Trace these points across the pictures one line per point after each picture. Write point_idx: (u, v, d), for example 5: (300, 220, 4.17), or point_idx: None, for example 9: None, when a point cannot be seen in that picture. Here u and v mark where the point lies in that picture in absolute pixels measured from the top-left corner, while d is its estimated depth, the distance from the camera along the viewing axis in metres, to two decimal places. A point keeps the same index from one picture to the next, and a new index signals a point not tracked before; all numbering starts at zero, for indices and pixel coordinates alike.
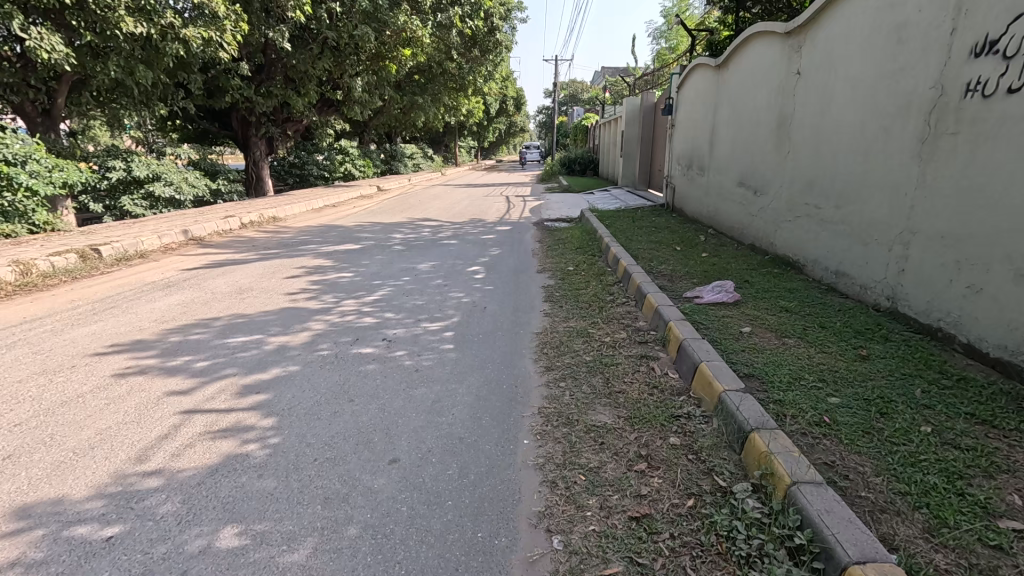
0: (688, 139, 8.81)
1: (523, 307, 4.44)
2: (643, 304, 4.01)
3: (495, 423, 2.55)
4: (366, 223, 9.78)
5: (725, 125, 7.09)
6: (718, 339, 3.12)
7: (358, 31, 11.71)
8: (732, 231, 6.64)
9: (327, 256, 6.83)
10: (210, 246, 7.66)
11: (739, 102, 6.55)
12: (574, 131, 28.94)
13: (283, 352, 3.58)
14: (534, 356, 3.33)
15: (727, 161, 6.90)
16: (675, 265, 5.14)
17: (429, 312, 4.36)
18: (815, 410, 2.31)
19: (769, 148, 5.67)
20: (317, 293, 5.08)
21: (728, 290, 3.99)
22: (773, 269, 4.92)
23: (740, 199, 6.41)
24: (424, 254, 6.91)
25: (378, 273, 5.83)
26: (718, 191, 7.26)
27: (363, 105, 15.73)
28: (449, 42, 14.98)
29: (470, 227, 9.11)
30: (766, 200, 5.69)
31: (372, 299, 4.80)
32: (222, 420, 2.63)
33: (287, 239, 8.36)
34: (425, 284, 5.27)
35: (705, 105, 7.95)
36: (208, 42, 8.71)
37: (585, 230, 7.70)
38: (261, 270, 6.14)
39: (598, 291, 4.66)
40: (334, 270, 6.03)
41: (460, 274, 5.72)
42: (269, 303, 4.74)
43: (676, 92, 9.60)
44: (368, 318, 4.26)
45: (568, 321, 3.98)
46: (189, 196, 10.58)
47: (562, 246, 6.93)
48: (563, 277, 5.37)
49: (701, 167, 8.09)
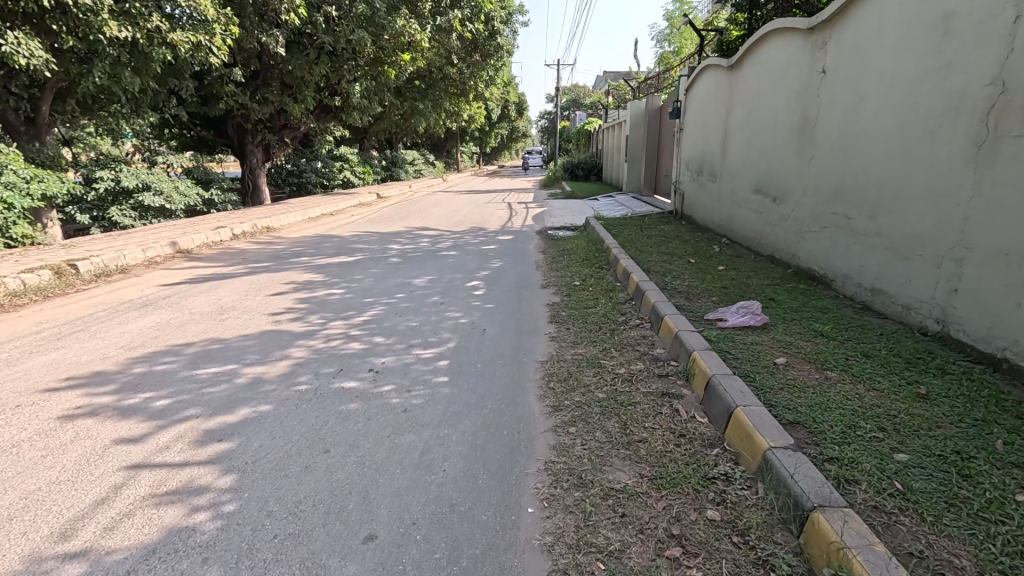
0: (698, 143, 8.41)
1: (527, 329, 4.04)
2: (660, 327, 3.61)
3: (494, 483, 2.15)
4: (363, 233, 9.41)
5: (739, 129, 6.69)
6: (751, 373, 2.72)
7: (355, 35, 11.37)
8: (748, 241, 6.23)
9: (318, 270, 6.45)
10: (197, 260, 7.29)
11: (754, 104, 6.16)
12: (577, 135, 28.53)
13: (256, 386, 3.19)
14: (539, 392, 2.93)
15: (742, 167, 6.50)
16: (690, 281, 4.74)
17: (424, 336, 3.96)
18: (882, 473, 1.90)
19: (789, 153, 5.28)
20: (303, 313, 4.69)
21: (754, 311, 3.58)
22: (798, 285, 4.50)
23: (757, 207, 6.01)
24: (421, 267, 6.51)
25: (371, 289, 5.44)
26: (731, 198, 6.86)
27: (362, 111, 15.40)
28: (448, 46, 14.64)
29: (471, 237, 8.73)
30: (786, 209, 5.29)
31: (362, 320, 4.41)
32: (172, 479, 2.24)
33: (278, 251, 7.98)
34: (420, 302, 4.88)
35: (717, 108, 7.55)
36: (198, 47, 8.40)
37: (591, 240, 7.31)
38: (247, 285, 5.76)
39: (608, 311, 4.26)
40: (323, 286, 5.64)
41: (458, 290, 5.32)
42: (249, 326, 4.35)
43: (685, 94, 9.21)
44: (356, 344, 3.86)
45: (576, 347, 3.57)
46: (180, 205, 10.27)
47: (567, 257, 6.53)
48: (569, 294, 4.97)
49: (712, 173, 7.69)
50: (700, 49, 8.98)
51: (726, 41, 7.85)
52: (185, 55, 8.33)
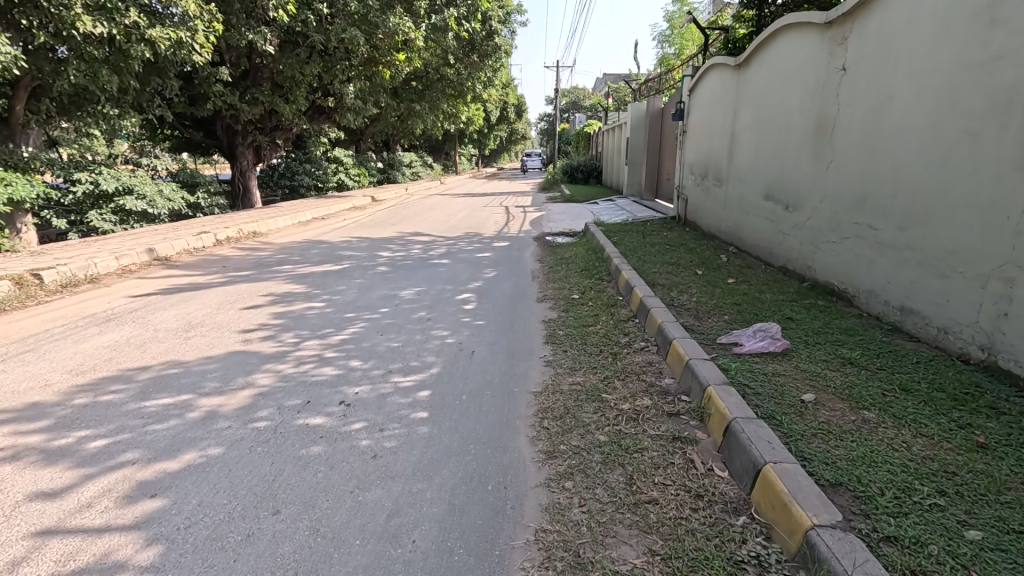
0: (702, 147, 8.04)
1: (520, 351, 3.65)
2: (668, 352, 3.22)
3: (472, 560, 1.77)
4: (352, 239, 9.02)
5: (747, 132, 6.32)
6: (775, 414, 2.34)
7: (346, 33, 10.98)
8: (757, 250, 5.86)
9: (300, 280, 6.06)
10: (176, 268, 6.91)
11: (763, 104, 5.79)
12: (577, 138, 28.22)
13: (210, 421, 2.80)
14: (531, 433, 2.54)
15: (752, 171, 6.13)
16: (700, 296, 4.36)
17: (406, 360, 3.57)
18: (953, 561, 1.52)
19: (803, 157, 4.92)
20: (277, 330, 4.31)
21: (773, 334, 3.20)
22: (816, 302, 4.13)
23: (768, 214, 5.64)
24: (410, 277, 6.13)
25: (354, 302, 5.06)
26: (739, 204, 6.49)
27: (357, 112, 15.05)
28: (444, 46, 14.27)
29: (465, 243, 8.34)
30: (801, 217, 4.92)
31: (340, 340, 4.02)
32: (86, 551, 1.86)
33: (262, 258, 7.58)
34: (405, 319, 4.49)
35: (723, 109, 7.18)
36: (179, 45, 8.02)
37: (591, 248, 6.93)
38: (221, 298, 5.38)
39: (609, 331, 3.87)
40: (303, 299, 5.25)
41: (448, 303, 4.95)
42: (215, 345, 3.95)
43: (689, 95, 8.84)
44: (329, 369, 3.46)
45: (574, 375, 3.18)
46: (164, 210, 9.86)
47: (565, 267, 6.16)
48: (567, 309, 4.59)
49: (717, 177, 7.33)
50: (705, 48, 8.61)
51: (732, 39, 7.49)
52: (166, 52, 7.94)
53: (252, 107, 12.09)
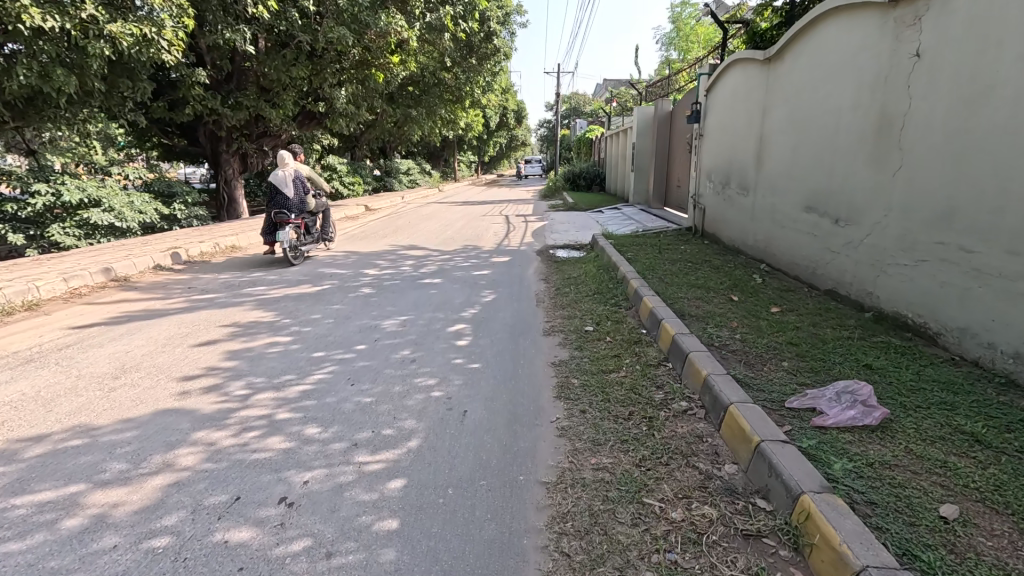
0: (723, 151, 7.28)
1: (525, 413, 2.84)
2: (724, 421, 2.44)
3: None
4: (337, 254, 8.23)
5: (780, 133, 5.57)
6: (916, 552, 1.55)
7: (335, 32, 10.25)
8: (796, 271, 5.09)
9: (272, 307, 5.28)
10: (134, 289, 6.14)
11: (803, 101, 5.04)
12: (579, 143, 27.58)
13: (92, 533, 2.00)
14: (545, 566, 1.76)
15: (786, 179, 5.38)
16: (744, 332, 3.57)
17: (379, 427, 2.76)
18: None
19: (859, 163, 4.15)
20: (227, 377, 3.51)
21: (863, 398, 2.41)
22: (892, 341, 3.35)
23: (809, 228, 4.89)
24: (397, 300, 5.36)
25: (327, 337, 4.27)
26: (770, 215, 5.73)
27: (350, 118, 14.35)
28: (441, 47, 13.48)
29: (461, 259, 7.55)
30: (857, 233, 4.15)
31: (301, 393, 3.22)
32: None
33: (233, 277, 6.79)
34: (384, 361, 3.69)
35: (748, 109, 6.42)
36: (146, 43, 7.27)
37: (602, 265, 6.15)
38: (175, 329, 4.59)
39: (637, 383, 3.07)
40: (267, 332, 4.46)
41: (437, 337, 4.18)
42: (141, 403, 3.13)
43: (706, 94, 8.08)
44: (277, 441, 2.64)
45: (599, 455, 2.39)
46: (134, 223, 9.02)
47: (574, 289, 5.38)
48: (581, 346, 3.82)
49: (742, 186, 6.58)
50: (723, 44, 7.86)
51: (758, 32, 6.71)
52: (130, 50, 7.18)
53: (236, 112, 11.32)
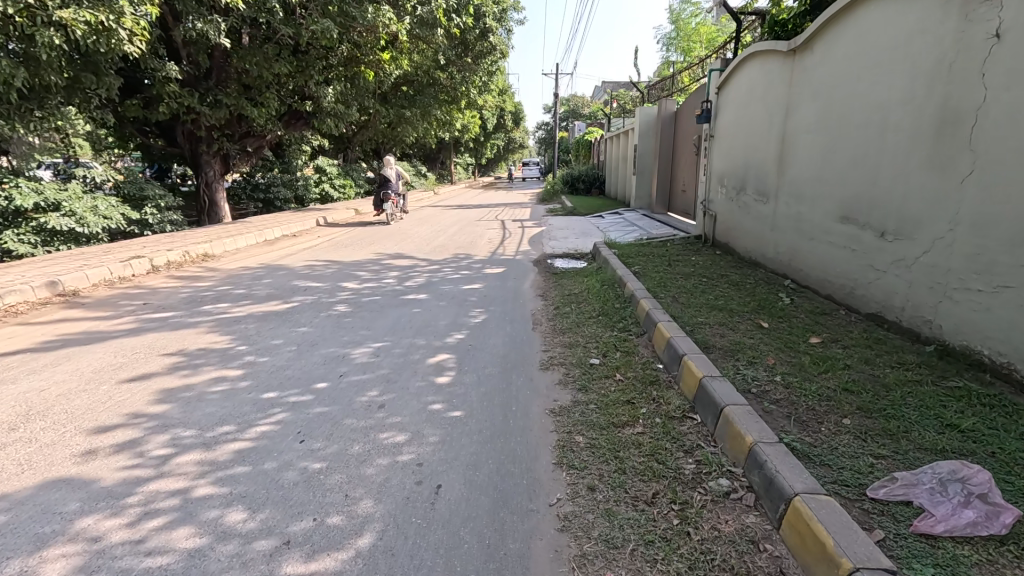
0: (738, 153, 6.66)
1: (515, 492, 2.18)
2: (785, 516, 1.80)
3: None
4: (316, 263, 7.58)
5: (807, 133, 4.95)
6: None
7: (318, 24, 9.59)
8: (830, 290, 4.47)
9: (230, 329, 4.62)
10: (82, 306, 5.47)
11: (838, 96, 4.42)
12: (577, 146, 27.01)
13: None
14: None
15: (815, 184, 4.76)
16: (782, 372, 2.93)
17: (322, 515, 2.09)
18: None
19: (913, 168, 3.53)
20: (149, 429, 2.84)
21: (975, 489, 1.77)
22: (974, 387, 2.69)
23: (846, 242, 4.27)
24: (373, 321, 4.71)
25: (285, 371, 3.61)
26: (795, 225, 5.12)
27: (338, 117, 13.68)
28: (433, 42, 12.80)
29: (449, 271, 6.90)
30: (911, 249, 3.53)
31: (235, 456, 2.55)
32: None
33: (197, 291, 6.13)
34: (346, 407, 3.03)
35: (767, 106, 5.80)
36: (103, 31, 6.59)
37: (605, 280, 5.51)
38: (109, 359, 3.92)
39: (657, 448, 2.41)
40: (215, 364, 3.78)
41: (413, 371, 3.52)
42: (28, 469, 2.45)
43: (718, 92, 7.46)
44: (184, 536, 1.98)
45: (616, 569, 1.74)
46: (98, 229, 8.33)
47: (574, 308, 4.76)
48: (585, 386, 3.19)
49: (760, 191, 5.96)
50: (737, 37, 7.23)
51: (779, 21, 6.07)
52: (85, 39, 6.51)
53: (215, 110, 10.66)
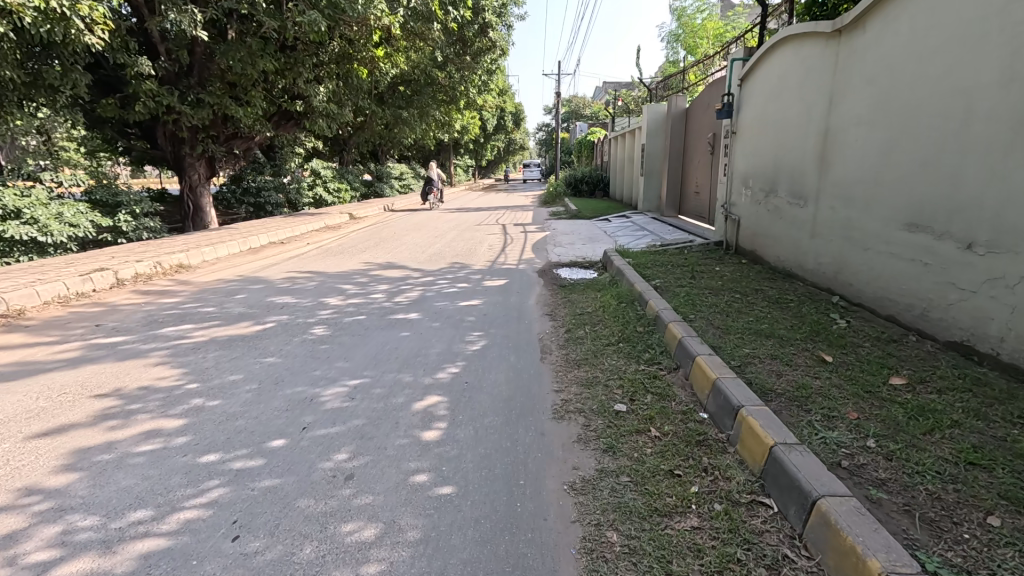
0: (766, 151, 5.98)
1: None
2: None
3: None
4: (298, 275, 6.87)
5: (855, 127, 4.28)
6: None
7: (304, 16, 8.90)
8: (895, 310, 3.77)
9: (185, 360, 3.91)
10: (23, 329, 4.77)
11: (900, 82, 3.76)
12: (579, 146, 26.39)
13: None
14: None
15: (869, 186, 4.08)
16: (872, 432, 2.24)
17: None
18: None
19: (1015, 165, 2.84)
20: (37, 518, 2.12)
21: None
22: None
23: (912, 254, 3.59)
24: (353, 349, 4.02)
25: (235, 421, 2.90)
26: (841, 233, 4.45)
27: (330, 118, 12.94)
28: (430, 38, 12.10)
29: (445, 283, 6.21)
30: (1012, 267, 2.84)
31: (137, 565, 1.85)
32: None
33: (160, 310, 5.42)
34: (303, 480, 2.33)
35: (803, 98, 5.14)
36: (57, 19, 5.92)
37: (622, 295, 4.83)
38: (27, 403, 3.21)
39: (726, 561, 1.73)
40: (153, 410, 3.08)
41: (394, 423, 2.82)
42: None
43: (741, 84, 6.77)
44: None
45: None
46: (63, 238, 7.63)
47: (586, 333, 4.07)
48: (612, 446, 2.50)
49: (795, 194, 5.28)
50: (763, 23, 6.52)
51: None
52: (36, 27, 5.84)
53: (196, 110, 9.97)
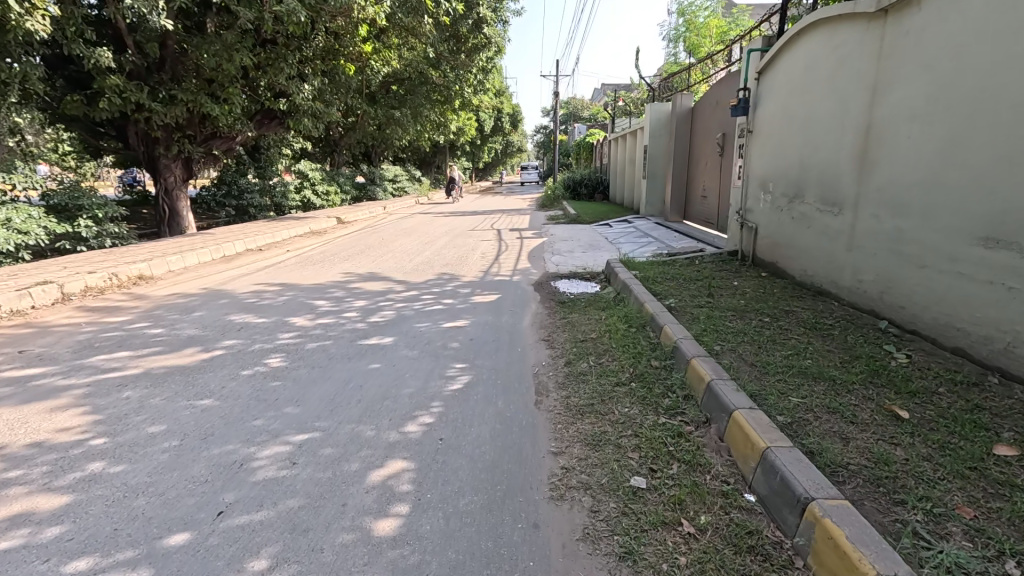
0: (789, 150, 5.33)
1: None
2: None
3: None
4: (268, 289, 6.17)
5: (907, 120, 3.62)
6: None
7: (281, 5, 8.17)
8: (966, 344, 3.09)
9: (103, 401, 3.21)
10: None
11: (971, 66, 3.09)
12: (578, 149, 25.73)
13: None
14: None
15: (926, 192, 3.42)
16: (1009, 547, 1.56)
17: None
18: None
19: None
20: None
21: None
22: None
23: (988, 275, 2.94)
24: (309, 386, 3.33)
25: (134, 499, 2.22)
26: (888, 245, 3.79)
27: (316, 117, 12.23)
28: (421, 32, 11.38)
29: (429, 299, 5.51)
30: None
31: None
32: None
33: (100, 332, 4.72)
34: None
35: (837, 89, 4.48)
36: None
37: (631, 317, 4.16)
38: None
39: None
40: (36, 480, 2.39)
41: (339, 504, 2.14)
42: None
43: (759, 77, 6.11)
44: None
45: None
46: (11, 245, 6.92)
47: (590, 368, 3.38)
48: (632, 552, 1.82)
49: (826, 198, 4.62)
50: (785, 9, 5.86)
51: None
52: None
53: (169, 108, 9.30)
